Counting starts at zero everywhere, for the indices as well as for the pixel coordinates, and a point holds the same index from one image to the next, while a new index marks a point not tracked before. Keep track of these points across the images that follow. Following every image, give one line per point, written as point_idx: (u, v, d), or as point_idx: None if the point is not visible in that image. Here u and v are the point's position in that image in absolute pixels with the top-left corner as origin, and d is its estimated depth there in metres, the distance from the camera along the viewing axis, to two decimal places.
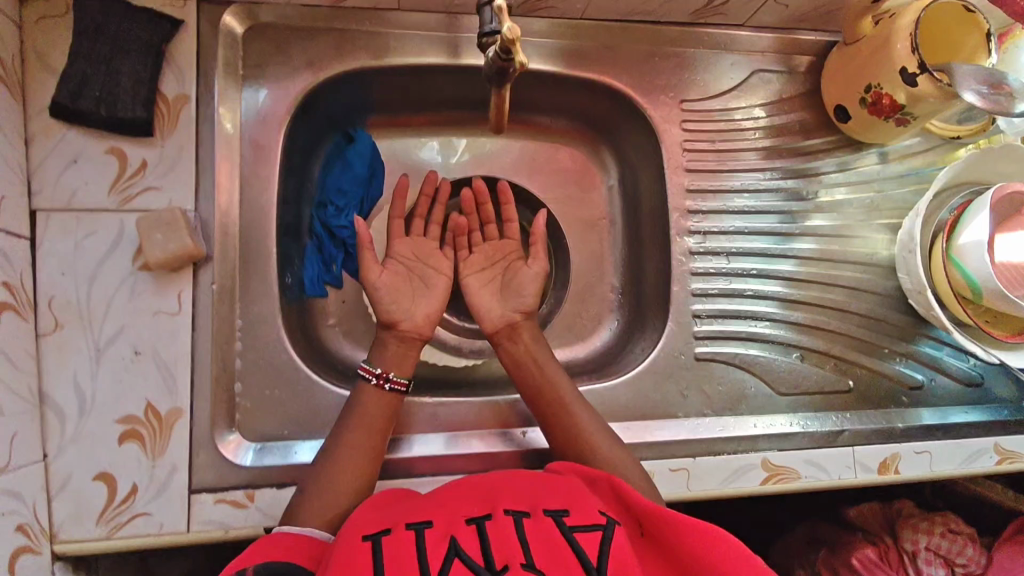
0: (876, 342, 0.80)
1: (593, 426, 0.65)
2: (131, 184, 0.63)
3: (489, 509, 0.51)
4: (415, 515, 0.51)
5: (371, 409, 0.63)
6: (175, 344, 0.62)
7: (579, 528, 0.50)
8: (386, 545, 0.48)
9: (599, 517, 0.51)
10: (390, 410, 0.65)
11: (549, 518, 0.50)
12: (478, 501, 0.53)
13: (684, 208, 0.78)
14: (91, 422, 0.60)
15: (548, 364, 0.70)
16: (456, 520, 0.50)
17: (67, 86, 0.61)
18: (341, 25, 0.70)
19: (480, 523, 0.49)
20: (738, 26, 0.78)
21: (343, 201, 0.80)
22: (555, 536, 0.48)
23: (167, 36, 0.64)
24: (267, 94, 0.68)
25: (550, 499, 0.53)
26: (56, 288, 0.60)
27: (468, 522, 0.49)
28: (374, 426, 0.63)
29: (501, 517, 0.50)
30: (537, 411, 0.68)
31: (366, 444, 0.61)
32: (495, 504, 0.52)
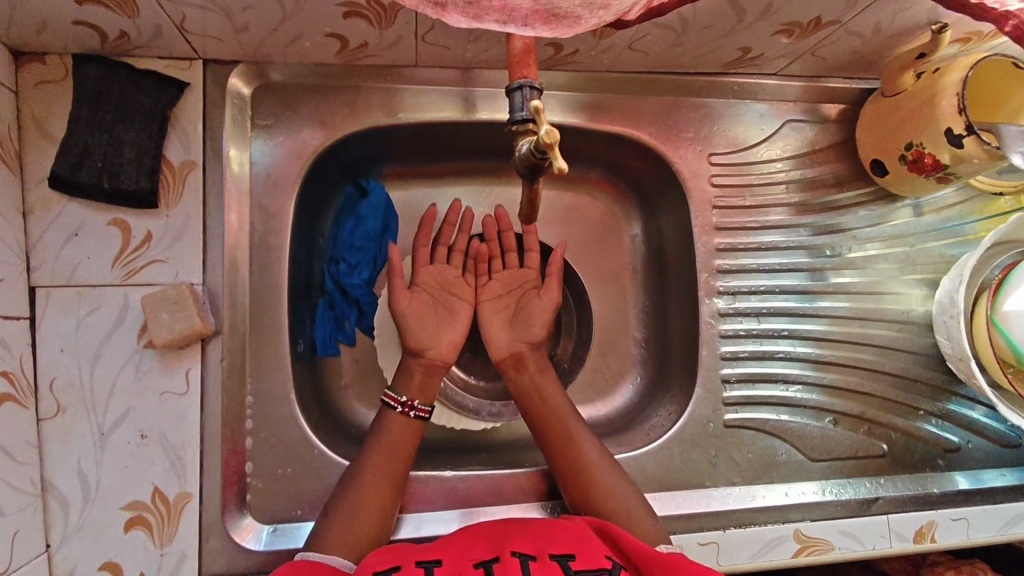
0: (911, 404, 0.76)
1: (595, 455, 0.64)
2: (135, 257, 0.60)
3: (498, 552, 0.53)
4: (425, 554, 0.53)
5: (394, 440, 0.63)
6: (183, 426, 0.59)
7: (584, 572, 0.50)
8: None
9: (604, 562, 0.52)
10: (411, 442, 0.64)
11: (554, 561, 0.51)
12: (488, 546, 0.54)
13: (714, 267, 0.75)
14: (95, 510, 0.57)
15: (551, 395, 0.69)
16: (465, 562, 0.52)
17: (67, 158, 0.58)
18: (355, 82, 0.67)
19: (487, 566, 0.51)
20: (767, 75, 0.75)
21: (357, 256, 0.76)
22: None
23: (173, 101, 0.61)
24: (278, 156, 0.65)
25: (556, 544, 0.54)
26: (58, 370, 0.57)
27: (475, 565, 0.51)
28: (399, 455, 0.63)
29: (508, 559, 0.51)
30: (541, 441, 0.67)
31: (390, 475, 0.61)
32: (502, 548, 0.53)
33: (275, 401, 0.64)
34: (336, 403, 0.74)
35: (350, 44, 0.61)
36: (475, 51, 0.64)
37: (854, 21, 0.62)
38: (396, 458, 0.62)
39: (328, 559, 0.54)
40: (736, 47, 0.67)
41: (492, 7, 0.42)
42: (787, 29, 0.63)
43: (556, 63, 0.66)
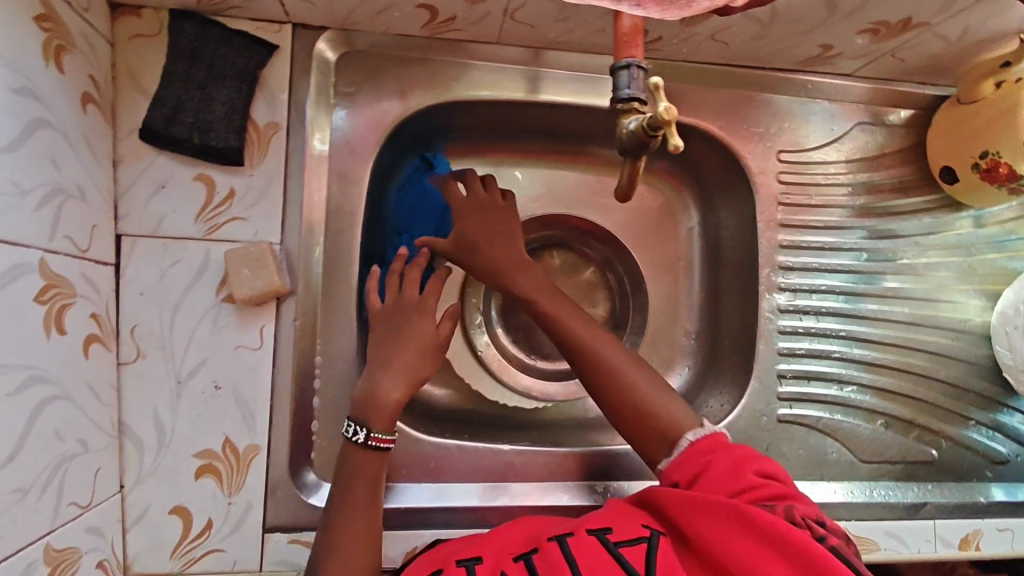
0: (962, 412, 0.77)
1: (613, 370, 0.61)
2: (218, 213, 0.61)
3: (535, 544, 0.50)
4: (462, 552, 0.51)
5: (355, 476, 0.56)
6: (256, 381, 0.61)
7: (624, 543, 0.48)
8: None
9: (642, 529, 0.49)
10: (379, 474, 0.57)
11: (592, 536, 0.49)
12: (523, 539, 0.52)
13: (776, 263, 0.75)
14: (168, 456, 0.59)
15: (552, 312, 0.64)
16: (503, 558, 0.49)
17: (160, 111, 0.59)
18: (435, 56, 0.68)
19: (527, 559, 0.48)
20: (842, 75, 0.75)
21: (421, 226, 0.76)
22: (601, 554, 0.46)
23: (262, 62, 0.62)
24: (358, 124, 0.66)
25: (593, 521, 0.51)
26: (139, 317, 0.59)
27: (514, 559, 0.48)
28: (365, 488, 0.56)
29: (547, 546, 0.49)
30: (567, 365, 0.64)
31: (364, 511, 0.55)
32: (540, 539, 0.51)
33: (341, 363, 0.66)
34: None
35: (439, 16, 0.62)
36: (559, 31, 0.65)
37: (942, 24, 0.62)
38: (360, 498, 0.55)
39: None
40: (818, 44, 0.67)
41: None
42: (873, 28, 0.63)
43: None
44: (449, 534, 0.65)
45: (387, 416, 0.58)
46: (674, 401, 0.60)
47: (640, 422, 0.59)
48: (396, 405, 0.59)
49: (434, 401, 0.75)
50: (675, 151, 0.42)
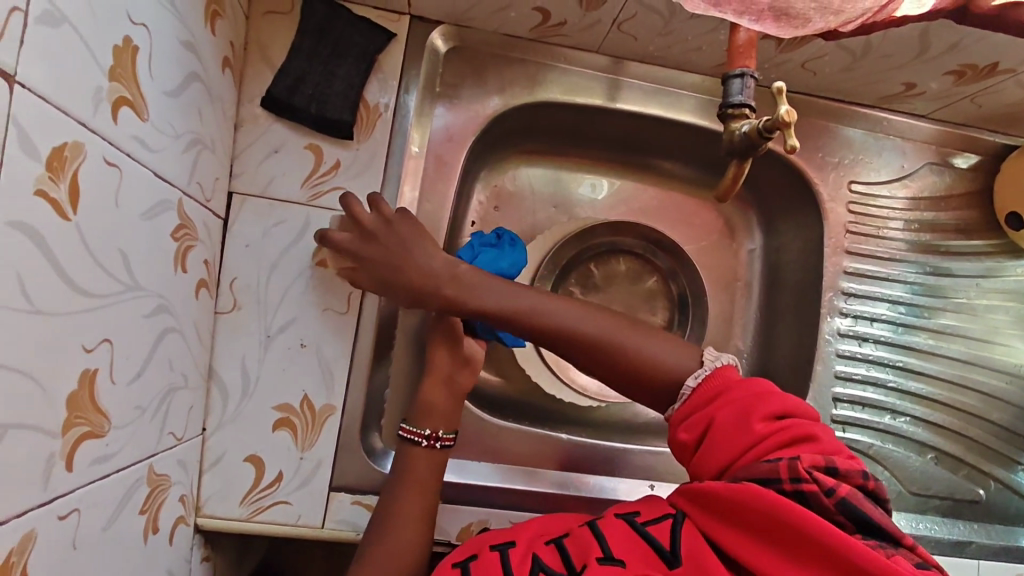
0: (1010, 455, 0.77)
1: (622, 341, 0.57)
2: (323, 181, 0.64)
3: (568, 529, 0.50)
4: (499, 536, 0.51)
5: (409, 471, 0.58)
6: (339, 343, 0.63)
7: (652, 523, 0.48)
8: (475, 568, 0.47)
9: (671, 509, 0.49)
10: (435, 476, 0.59)
11: (620, 519, 0.48)
12: (556, 524, 0.52)
13: (838, 288, 0.77)
14: (250, 404, 0.61)
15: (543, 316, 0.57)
16: (536, 540, 0.49)
17: (283, 82, 0.63)
18: (537, 59, 0.72)
19: (559, 541, 0.48)
20: (918, 116, 0.78)
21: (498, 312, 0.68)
22: (627, 533, 0.46)
23: (381, 47, 0.66)
24: (457, 113, 0.70)
25: (623, 506, 0.51)
26: (240, 270, 0.62)
27: (547, 542, 0.49)
28: (414, 486, 0.58)
29: (577, 530, 0.49)
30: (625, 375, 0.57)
31: (411, 507, 0.56)
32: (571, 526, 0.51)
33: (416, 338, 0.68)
34: None
35: (550, 20, 0.66)
36: (658, 46, 0.69)
37: None
38: (412, 488, 0.57)
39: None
40: (902, 81, 0.70)
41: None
42: (960, 70, 0.66)
43: None
44: (502, 515, 0.66)
45: (441, 418, 0.61)
46: (666, 343, 0.57)
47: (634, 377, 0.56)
48: (444, 407, 0.61)
49: (492, 388, 0.77)
50: (790, 152, 0.45)
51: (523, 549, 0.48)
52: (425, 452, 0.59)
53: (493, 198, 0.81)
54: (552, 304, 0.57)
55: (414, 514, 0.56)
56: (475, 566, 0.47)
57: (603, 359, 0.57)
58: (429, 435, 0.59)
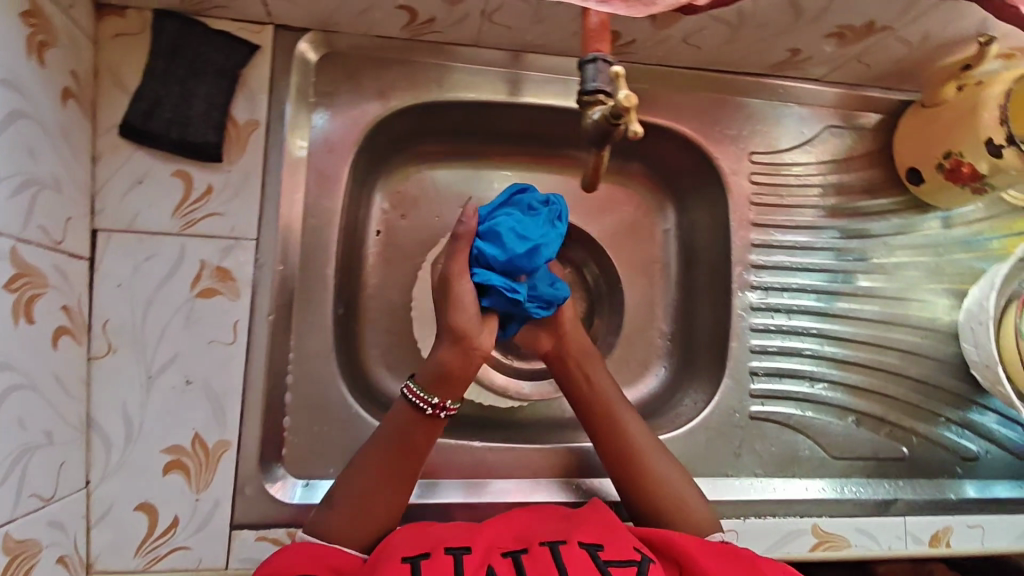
0: (932, 409, 0.78)
1: (636, 428, 0.64)
2: (195, 208, 0.61)
3: (526, 544, 0.54)
4: (453, 541, 0.53)
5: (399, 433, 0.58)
6: (227, 376, 0.61)
7: (613, 562, 0.51)
8: (425, 567, 0.49)
9: (633, 553, 0.53)
10: (425, 441, 0.59)
11: (583, 550, 0.52)
12: (513, 537, 0.55)
13: (747, 262, 0.77)
14: (136, 450, 0.59)
15: (596, 377, 0.66)
16: (492, 551, 0.52)
17: (138, 107, 0.60)
18: (415, 57, 0.69)
19: (516, 556, 0.52)
20: (812, 80, 0.77)
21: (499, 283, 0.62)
22: (590, 569, 0.50)
23: (243, 61, 0.63)
24: (337, 120, 0.67)
25: (584, 534, 0.55)
26: (112, 311, 0.59)
27: (504, 554, 0.52)
28: (399, 449, 0.58)
29: (537, 549, 0.52)
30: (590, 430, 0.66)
31: (391, 471, 0.58)
32: (531, 542, 0.54)
33: (318, 358, 0.66)
34: (369, 370, 0.74)
35: (418, 18, 0.63)
36: (536, 34, 0.66)
37: (905, 29, 0.64)
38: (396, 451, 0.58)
39: (329, 544, 0.55)
40: (788, 48, 0.69)
41: None
42: (839, 32, 0.65)
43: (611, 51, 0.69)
44: None
45: (444, 386, 0.58)
46: (666, 461, 0.64)
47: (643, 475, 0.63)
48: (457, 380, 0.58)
49: None
50: (637, 137, 0.43)
51: (478, 557, 0.51)
52: (425, 417, 0.58)
53: (395, 203, 0.79)
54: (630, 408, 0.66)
55: (392, 478, 0.58)
56: (425, 564, 0.50)
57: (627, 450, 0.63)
58: (434, 404, 0.58)
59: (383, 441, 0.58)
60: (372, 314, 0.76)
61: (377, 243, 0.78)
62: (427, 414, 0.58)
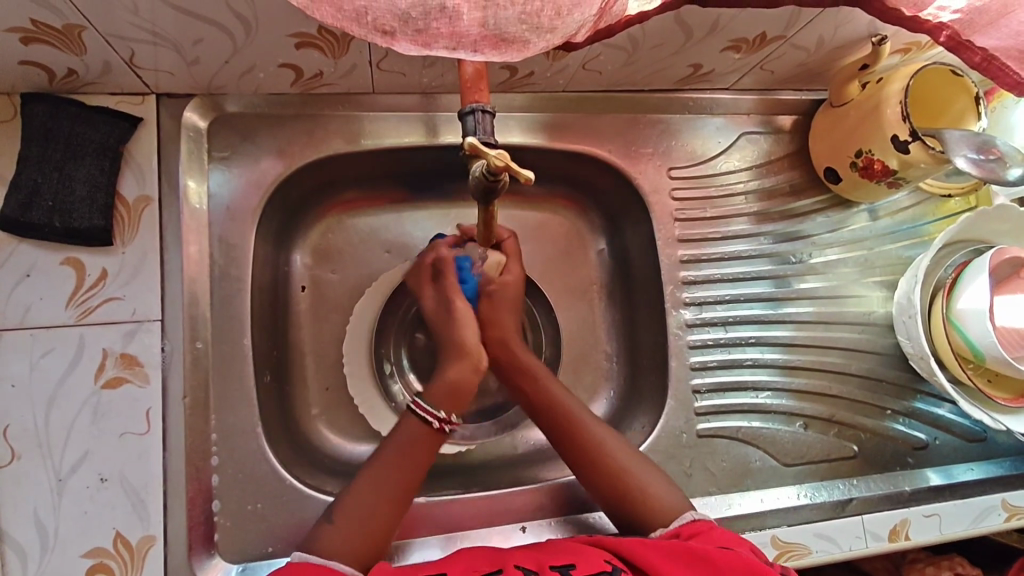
0: (878, 403, 0.78)
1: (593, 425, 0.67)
2: (91, 296, 0.58)
3: (500, 565, 0.53)
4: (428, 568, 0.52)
5: (413, 446, 0.61)
6: (144, 468, 0.58)
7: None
8: None
9: (605, 565, 0.52)
10: (429, 448, 0.62)
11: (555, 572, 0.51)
12: (486, 558, 0.54)
13: (679, 279, 0.77)
14: (54, 558, 0.55)
15: (563, 394, 0.68)
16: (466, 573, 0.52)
17: (15, 197, 0.57)
18: (314, 110, 0.67)
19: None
20: (721, 89, 0.77)
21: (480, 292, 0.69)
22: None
23: (125, 136, 0.60)
24: (237, 184, 0.65)
25: (555, 557, 0.54)
26: (12, 415, 0.55)
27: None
28: (409, 455, 0.61)
29: (512, 570, 0.52)
30: (554, 436, 0.68)
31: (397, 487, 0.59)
32: (505, 561, 0.53)
33: (243, 434, 0.63)
34: (305, 434, 0.71)
35: (304, 73, 0.61)
36: (431, 76, 0.65)
37: (798, 35, 0.64)
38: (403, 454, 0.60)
39: (331, 561, 0.53)
40: (688, 64, 0.69)
41: (440, 34, 0.42)
42: (734, 45, 0.65)
43: (512, 84, 0.68)
44: None
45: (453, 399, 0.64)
46: (624, 447, 0.66)
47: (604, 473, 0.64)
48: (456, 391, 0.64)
49: (354, 459, 0.73)
50: (527, 183, 0.43)
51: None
52: (431, 430, 0.62)
53: (317, 258, 0.76)
54: (603, 428, 0.67)
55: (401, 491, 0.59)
56: None
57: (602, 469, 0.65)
58: (442, 418, 0.62)
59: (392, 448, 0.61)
60: (303, 375, 0.74)
61: (303, 300, 0.75)
62: (434, 426, 0.61)
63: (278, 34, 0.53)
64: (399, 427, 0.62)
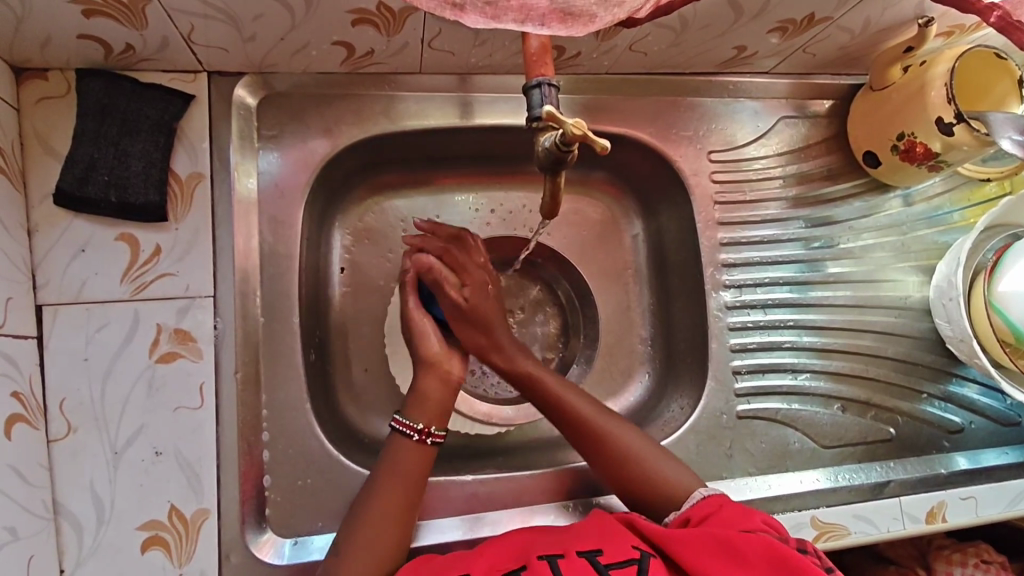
0: (914, 386, 0.79)
1: (587, 407, 0.66)
2: (145, 271, 0.58)
3: (524, 559, 0.51)
4: (454, 565, 0.52)
5: (402, 465, 0.59)
6: (199, 443, 0.58)
7: (615, 565, 0.49)
8: None
9: (633, 551, 0.51)
10: (418, 475, 0.59)
11: (583, 558, 0.50)
12: (511, 553, 0.53)
13: (717, 261, 0.78)
14: (111, 531, 0.56)
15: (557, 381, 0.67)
16: (493, 570, 0.51)
17: (71, 172, 0.57)
18: (359, 90, 0.67)
19: (516, 575, 0.49)
20: (761, 73, 0.77)
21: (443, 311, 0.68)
22: None
23: (177, 113, 0.60)
24: (285, 163, 0.65)
25: (583, 542, 0.53)
26: (69, 388, 0.56)
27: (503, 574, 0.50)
28: (408, 480, 0.59)
29: (538, 564, 0.50)
30: (566, 430, 0.66)
31: (393, 518, 0.57)
32: (531, 553, 0.52)
33: (290, 412, 0.63)
34: (347, 413, 0.72)
35: (356, 51, 0.61)
36: (479, 56, 0.65)
37: (845, 17, 0.64)
38: (404, 482, 0.58)
39: None
40: (733, 46, 0.69)
41: (510, 7, 0.42)
42: (781, 26, 0.65)
43: (558, 66, 0.68)
44: None
45: (435, 414, 0.62)
46: (622, 426, 0.66)
47: (617, 462, 0.64)
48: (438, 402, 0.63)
49: None
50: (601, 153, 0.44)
51: None
52: (415, 445, 0.60)
53: (356, 239, 0.77)
54: (608, 416, 0.66)
55: (401, 512, 0.57)
56: None
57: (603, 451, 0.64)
58: (422, 430, 0.60)
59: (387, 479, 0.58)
60: (344, 356, 0.74)
61: (342, 281, 0.75)
62: (415, 439, 0.60)
63: (336, 9, 0.54)
64: (386, 451, 0.60)
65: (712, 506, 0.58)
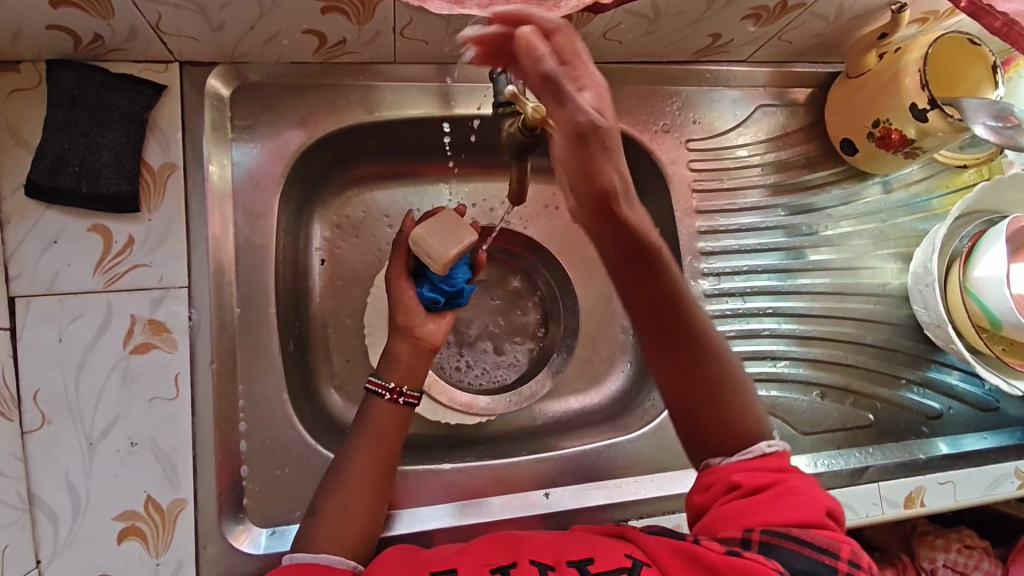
0: (893, 373, 0.79)
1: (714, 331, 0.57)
2: (118, 262, 0.58)
3: (514, 557, 0.49)
4: (438, 563, 0.50)
5: (379, 430, 0.60)
6: (175, 433, 0.58)
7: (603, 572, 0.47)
8: None
9: (623, 560, 0.49)
10: (396, 436, 0.61)
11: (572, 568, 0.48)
12: (503, 548, 0.51)
13: (696, 250, 0.78)
14: (87, 521, 0.56)
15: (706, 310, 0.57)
16: (479, 566, 0.49)
17: (42, 164, 0.57)
18: (335, 80, 0.67)
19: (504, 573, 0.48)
20: (738, 62, 0.77)
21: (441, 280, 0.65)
22: None
23: (148, 104, 0.60)
24: (260, 153, 0.65)
25: (572, 551, 0.51)
26: (42, 380, 0.56)
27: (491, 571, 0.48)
28: (384, 445, 0.59)
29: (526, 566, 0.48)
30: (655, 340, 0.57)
31: (368, 480, 0.58)
32: (519, 554, 0.50)
33: (268, 402, 0.63)
34: (327, 405, 0.72)
35: (328, 40, 0.61)
36: (454, 44, 0.65)
37: (817, 4, 0.64)
38: (380, 445, 0.59)
39: (320, 558, 0.53)
40: (707, 34, 0.69)
41: None
42: (754, 13, 0.65)
43: None
44: None
45: (407, 374, 0.63)
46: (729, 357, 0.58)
47: (703, 388, 0.57)
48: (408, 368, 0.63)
49: None
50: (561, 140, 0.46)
51: None
52: (387, 408, 0.61)
53: (336, 231, 0.77)
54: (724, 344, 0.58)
55: (378, 475, 0.58)
56: None
57: (703, 375, 0.57)
58: (393, 391, 0.61)
59: (363, 441, 0.59)
60: (324, 347, 0.74)
61: (322, 273, 0.75)
62: (386, 398, 0.60)
63: None
64: (360, 418, 0.61)
65: (775, 476, 0.53)
